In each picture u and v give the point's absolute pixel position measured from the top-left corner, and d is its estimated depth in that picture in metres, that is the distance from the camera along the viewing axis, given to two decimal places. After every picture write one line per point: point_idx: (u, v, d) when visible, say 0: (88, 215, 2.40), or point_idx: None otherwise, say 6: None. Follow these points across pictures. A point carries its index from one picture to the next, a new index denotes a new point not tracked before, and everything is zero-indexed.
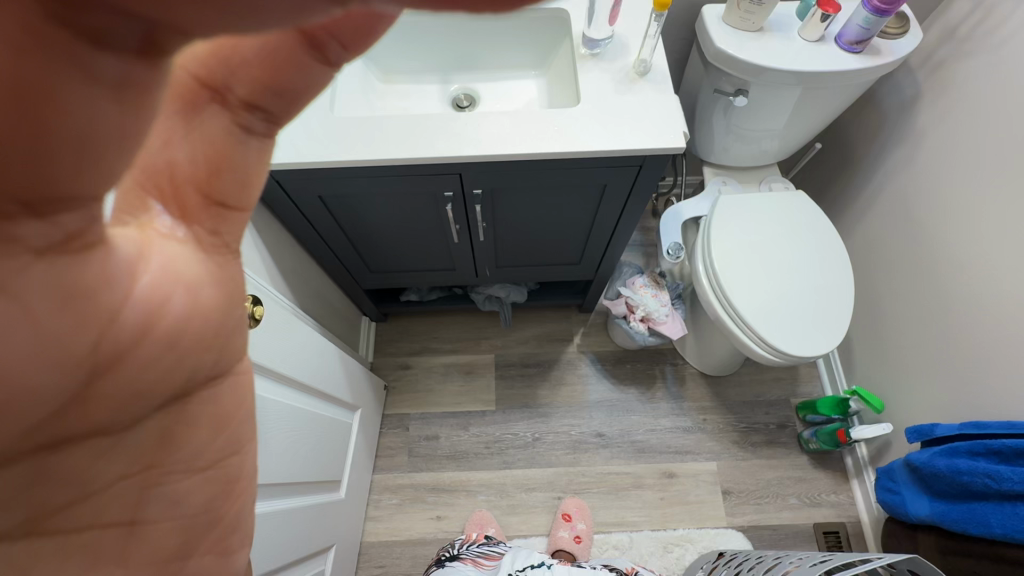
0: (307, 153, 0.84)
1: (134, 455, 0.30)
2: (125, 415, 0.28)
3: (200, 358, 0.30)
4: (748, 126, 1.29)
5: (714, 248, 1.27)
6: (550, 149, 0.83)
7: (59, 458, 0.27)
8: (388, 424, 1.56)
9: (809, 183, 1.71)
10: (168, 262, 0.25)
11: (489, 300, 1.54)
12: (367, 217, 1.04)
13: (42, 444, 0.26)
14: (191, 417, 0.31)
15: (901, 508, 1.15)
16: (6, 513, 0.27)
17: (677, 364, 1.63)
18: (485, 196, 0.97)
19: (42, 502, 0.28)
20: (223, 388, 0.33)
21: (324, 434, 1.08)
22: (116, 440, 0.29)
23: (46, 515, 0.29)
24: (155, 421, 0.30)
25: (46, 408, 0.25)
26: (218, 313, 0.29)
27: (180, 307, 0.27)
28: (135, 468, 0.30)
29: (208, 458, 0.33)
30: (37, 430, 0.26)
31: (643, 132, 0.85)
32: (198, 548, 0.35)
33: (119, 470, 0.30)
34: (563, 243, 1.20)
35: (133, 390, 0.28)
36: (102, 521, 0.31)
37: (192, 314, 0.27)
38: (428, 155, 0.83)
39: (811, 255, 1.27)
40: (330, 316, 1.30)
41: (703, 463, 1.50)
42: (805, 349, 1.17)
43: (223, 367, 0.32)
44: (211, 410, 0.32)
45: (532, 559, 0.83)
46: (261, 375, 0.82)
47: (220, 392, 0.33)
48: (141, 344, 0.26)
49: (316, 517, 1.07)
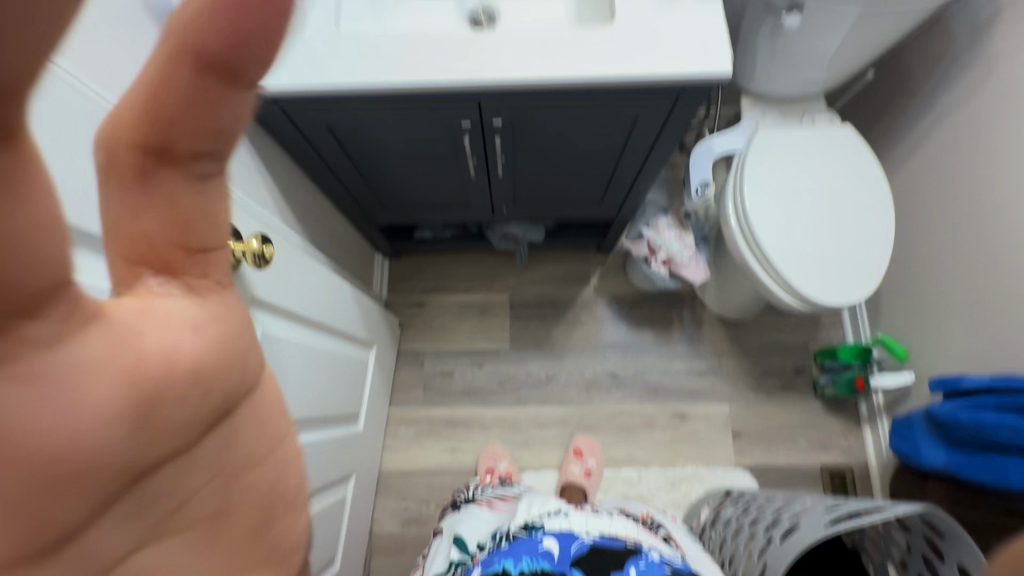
0: (313, 78, 0.76)
1: (207, 465, 0.36)
2: (185, 442, 0.34)
3: (226, 381, 0.36)
4: (797, 50, 1.16)
5: (746, 186, 1.19)
6: (579, 75, 0.75)
7: (152, 486, 0.32)
8: (403, 360, 1.58)
9: (854, 117, 1.57)
10: (174, 316, 0.31)
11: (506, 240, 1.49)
12: (378, 149, 0.98)
13: (136, 480, 0.31)
14: (234, 426, 0.38)
15: (914, 456, 1.15)
16: (110, 539, 0.31)
17: (696, 308, 1.59)
18: (506, 127, 0.89)
19: (140, 530, 0.32)
20: (246, 401, 0.39)
21: (340, 371, 1.08)
22: (188, 460, 0.35)
23: (145, 539, 0.33)
24: (207, 440, 0.36)
25: (130, 460, 0.30)
26: (228, 344, 0.35)
27: (198, 348, 0.32)
28: (209, 478, 0.36)
29: (258, 452, 0.39)
30: (128, 476, 0.31)
31: (684, 55, 0.76)
32: (274, 512, 0.41)
33: (194, 483, 0.35)
34: (585, 180, 1.12)
35: (182, 421, 0.33)
36: (191, 526, 0.36)
37: (206, 350, 0.33)
38: (445, 79, 0.76)
39: (850, 197, 1.19)
40: (342, 252, 1.27)
41: (715, 405, 1.50)
42: (832, 296, 1.12)
43: (241, 385, 0.38)
44: (244, 419, 0.38)
45: (547, 506, 0.76)
46: (275, 315, 0.81)
47: (245, 406, 0.39)
48: (184, 383, 0.32)
49: (336, 448, 1.11)
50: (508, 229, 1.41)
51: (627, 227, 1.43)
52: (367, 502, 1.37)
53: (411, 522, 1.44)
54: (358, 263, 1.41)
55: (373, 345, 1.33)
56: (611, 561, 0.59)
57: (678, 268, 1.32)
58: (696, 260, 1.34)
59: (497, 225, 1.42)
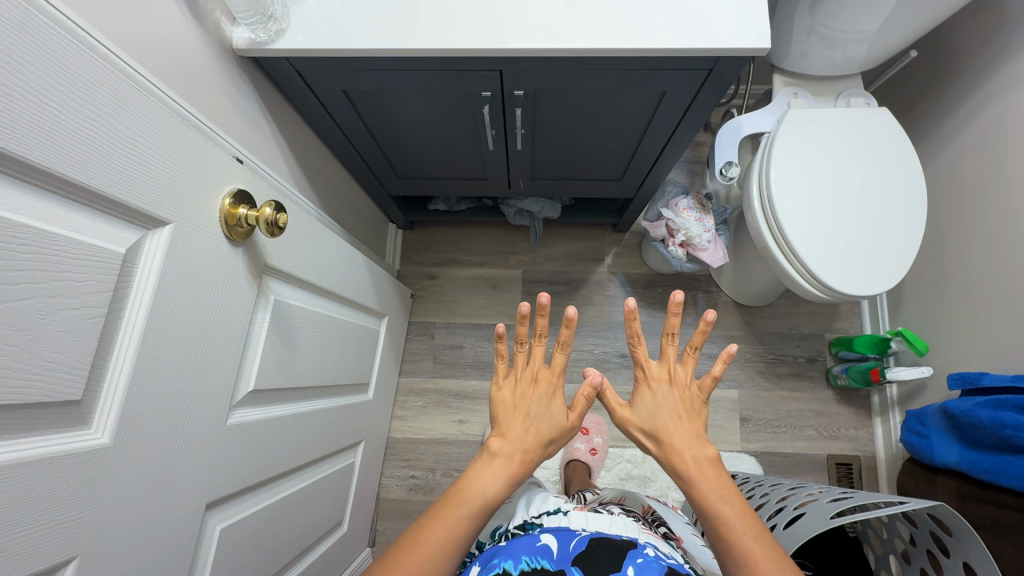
0: (330, 39, 0.74)
1: None
2: None
3: None
4: (837, 26, 1.10)
5: (774, 169, 1.15)
6: (606, 44, 0.71)
7: None
8: (414, 331, 1.58)
9: (892, 98, 1.50)
10: None
11: (521, 216, 1.46)
12: (395, 117, 0.96)
13: None
14: None
15: (928, 451, 1.14)
16: None
17: (711, 292, 1.56)
18: (527, 98, 0.86)
19: None
20: None
21: (351, 341, 1.09)
22: None
23: None
24: None
25: None
26: None
27: None
28: None
29: None
30: None
31: (718, 25, 0.71)
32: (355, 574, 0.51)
33: None
34: (607, 156, 1.09)
35: None
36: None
37: None
38: (466, 45, 0.72)
39: (882, 185, 1.14)
40: (356, 223, 1.26)
41: (724, 390, 1.50)
42: (855, 287, 1.09)
43: None
44: None
45: (549, 505, 0.67)
46: (289, 284, 0.81)
47: None
48: None
49: (346, 416, 1.12)
50: (523, 205, 1.38)
51: (646, 207, 1.39)
52: (375, 468, 1.40)
53: (417, 489, 1.48)
54: (372, 234, 1.41)
55: (385, 316, 1.33)
56: (609, 555, 0.52)
57: (696, 251, 1.29)
58: (717, 243, 1.30)
59: (513, 200, 1.39)
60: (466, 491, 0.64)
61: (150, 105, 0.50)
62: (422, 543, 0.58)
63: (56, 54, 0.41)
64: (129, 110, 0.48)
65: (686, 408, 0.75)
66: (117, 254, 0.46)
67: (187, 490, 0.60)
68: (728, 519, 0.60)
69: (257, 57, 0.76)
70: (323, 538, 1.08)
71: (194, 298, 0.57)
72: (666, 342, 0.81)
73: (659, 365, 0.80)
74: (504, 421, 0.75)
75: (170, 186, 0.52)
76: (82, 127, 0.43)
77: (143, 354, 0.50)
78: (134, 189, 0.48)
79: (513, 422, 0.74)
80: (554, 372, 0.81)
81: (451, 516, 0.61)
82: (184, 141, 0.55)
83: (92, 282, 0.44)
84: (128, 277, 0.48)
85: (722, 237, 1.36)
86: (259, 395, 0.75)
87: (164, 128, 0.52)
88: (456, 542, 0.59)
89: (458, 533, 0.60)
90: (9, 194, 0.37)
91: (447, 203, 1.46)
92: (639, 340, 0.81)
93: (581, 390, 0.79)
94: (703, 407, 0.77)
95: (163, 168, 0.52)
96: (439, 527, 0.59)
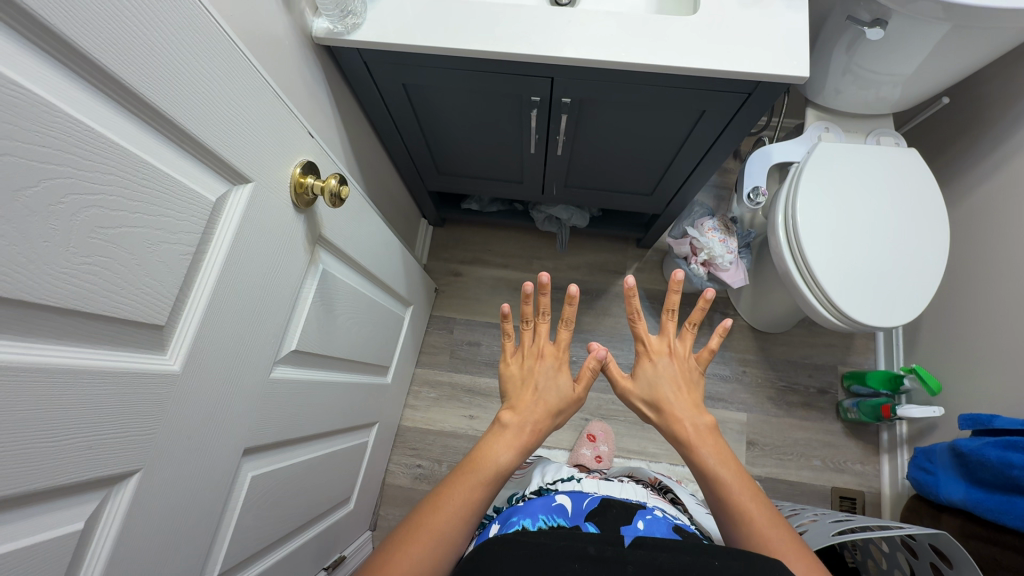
0: (399, 36, 0.80)
1: None
2: None
3: None
4: (873, 66, 1.15)
5: (800, 198, 1.19)
6: (653, 62, 0.77)
7: None
8: (434, 325, 1.63)
9: (922, 143, 1.53)
10: None
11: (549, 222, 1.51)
12: (446, 115, 1.02)
13: None
14: None
15: (933, 488, 1.15)
16: None
17: (728, 314, 1.59)
18: (573, 107, 0.92)
19: None
20: None
21: (381, 323, 1.14)
22: None
23: None
24: None
25: None
26: None
27: None
28: None
29: None
30: None
31: (761, 52, 0.76)
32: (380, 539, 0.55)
33: None
34: (641, 170, 1.14)
35: None
36: None
37: None
38: (522, 52, 0.78)
39: (905, 220, 1.17)
40: (393, 212, 1.32)
41: (733, 412, 1.51)
42: (873, 317, 1.11)
43: None
44: None
45: (563, 473, 0.72)
46: (335, 257, 0.86)
47: None
48: None
49: (367, 394, 1.17)
50: (553, 211, 1.43)
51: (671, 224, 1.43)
52: (385, 453, 1.44)
53: (422, 478, 1.51)
54: (406, 226, 1.47)
55: (412, 304, 1.38)
56: (620, 513, 0.56)
57: (717, 270, 1.33)
58: (738, 265, 1.33)
59: (543, 207, 1.44)
60: (478, 458, 0.68)
61: (249, 75, 0.56)
62: (442, 505, 0.62)
63: (188, 22, 0.47)
64: (235, 78, 0.54)
65: (686, 380, 0.79)
66: (208, 202, 0.52)
67: (231, 429, 0.65)
68: (721, 478, 0.64)
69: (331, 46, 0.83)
70: (331, 510, 1.12)
71: (262, 252, 0.63)
72: (665, 317, 0.84)
73: (660, 339, 0.83)
74: (515, 396, 0.79)
75: (256, 149, 0.58)
76: (198, 87, 0.49)
77: (222, 289, 0.56)
78: (228, 146, 0.54)
79: (522, 396, 0.79)
80: (560, 348, 0.86)
81: (468, 482, 0.65)
82: (269, 110, 0.61)
83: (187, 223, 0.49)
84: (213, 223, 0.54)
85: (744, 260, 1.39)
86: (299, 355, 0.80)
87: (258, 97, 0.58)
88: (474, 507, 0.63)
89: (477, 497, 0.64)
90: (133, 132, 0.43)
91: (479, 204, 1.52)
92: (638, 316, 0.85)
93: (586, 363, 0.83)
94: (699, 377, 0.81)
95: (253, 132, 0.57)
96: (457, 493, 0.63)
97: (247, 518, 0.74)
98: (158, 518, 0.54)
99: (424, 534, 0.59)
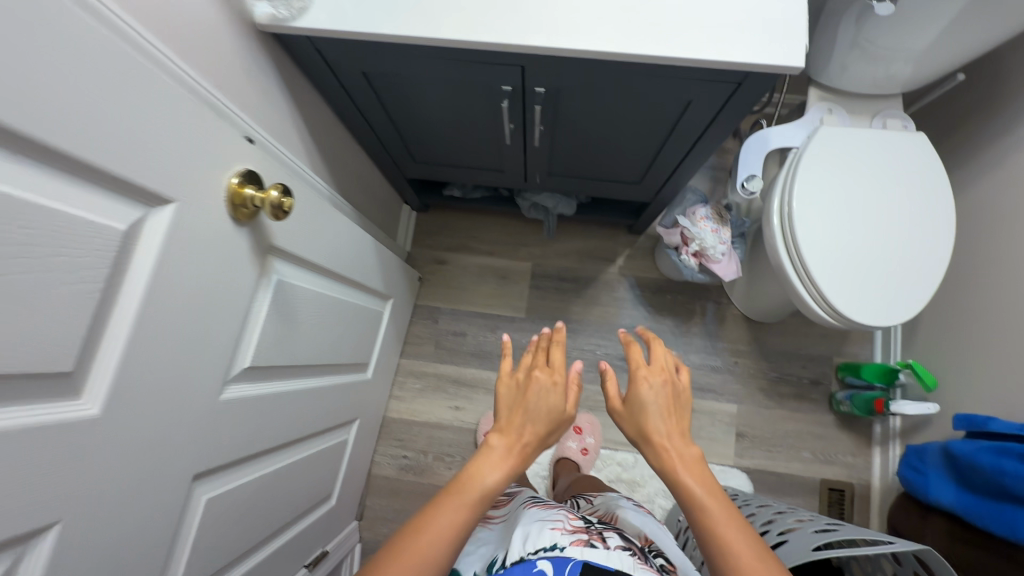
0: (351, 21, 0.72)
1: None
2: None
3: None
4: (882, 42, 1.05)
5: (797, 188, 1.11)
6: (632, 49, 0.69)
7: None
8: (418, 314, 1.59)
9: (932, 121, 1.44)
10: None
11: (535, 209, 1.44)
12: (414, 103, 0.94)
13: None
14: None
15: (923, 489, 1.12)
16: None
17: (721, 303, 1.54)
18: (548, 96, 0.84)
19: None
20: None
21: (353, 322, 1.10)
22: None
23: None
24: None
25: None
26: None
27: None
28: None
29: None
30: None
31: (752, 37, 0.69)
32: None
33: None
34: (626, 159, 1.07)
35: None
36: None
37: None
38: (487, 38, 0.71)
39: (908, 212, 1.10)
40: (368, 203, 1.26)
41: (723, 403, 1.48)
42: (869, 317, 1.06)
43: None
44: None
45: (543, 538, 0.59)
46: (294, 263, 0.81)
47: None
48: None
49: (344, 394, 1.14)
50: (538, 199, 1.36)
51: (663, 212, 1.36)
52: (369, 446, 1.43)
53: (408, 469, 1.50)
54: (384, 215, 1.40)
55: (391, 298, 1.34)
56: None
57: (708, 262, 1.27)
58: (730, 257, 1.27)
59: (527, 194, 1.37)
60: (464, 481, 0.64)
61: (160, 82, 0.50)
62: (426, 530, 0.58)
63: (71, 32, 0.41)
64: (140, 92, 0.48)
65: (675, 407, 0.74)
66: (117, 231, 0.47)
67: (176, 457, 0.61)
68: (716, 522, 0.60)
69: (278, 33, 0.75)
70: (310, 510, 1.11)
71: (197, 274, 0.58)
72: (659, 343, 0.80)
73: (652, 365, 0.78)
74: (503, 414, 0.74)
75: (179, 164, 0.53)
76: (92, 104, 0.43)
77: (149, 323, 0.52)
78: (141, 167, 0.48)
79: (513, 412, 0.74)
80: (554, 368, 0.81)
81: (452, 506, 0.62)
82: (194, 119, 0.55)
83: (89, 260, 0.45)
84: (128, 253, 0.49)
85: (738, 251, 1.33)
86: (257, 370, 0.76)
87: (174, 109, 0.52)
88: (458, 534, 0.60)
89: (460, 523, 0.61)
90: (9, 168, 0.37)
91: (462, 190, 1.45)
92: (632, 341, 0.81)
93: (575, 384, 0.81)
94: (689, 401, 0.75)
95: (173, 150, 0.52)
96: (441, 517, 0.60)
97: (206, 539, 0.71)
98: (90, 563, 0.51)
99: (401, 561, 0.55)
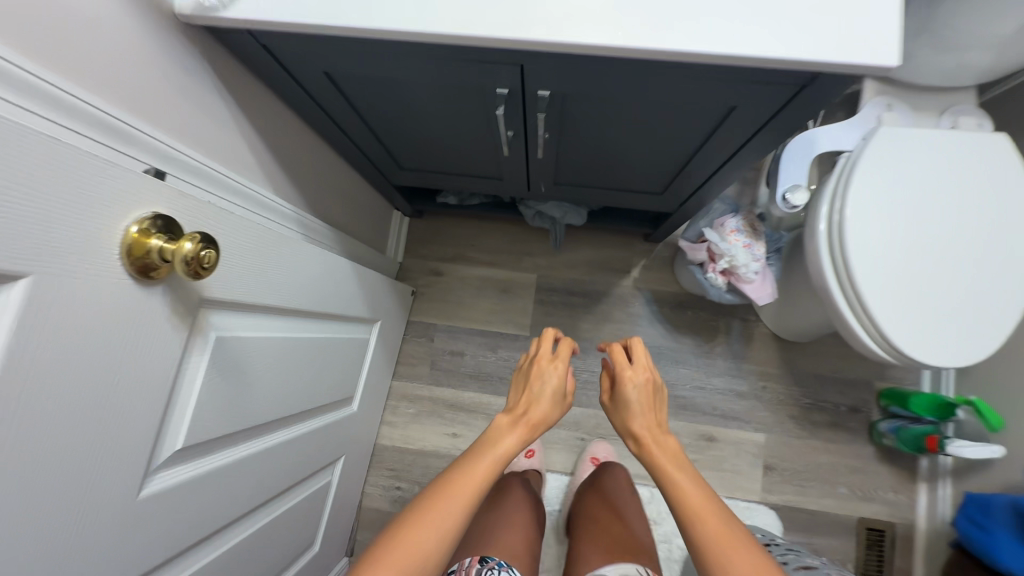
0: (298, 10, 0.56)
1: None
2: None
3: None
4: (962, 24, 0.87)
5: (851, 200, 0.94)
6: (663, 45, 0.52)
7: None
8: (412, 331, 1.44)
9: (1000, 114, 1.24)
10: None
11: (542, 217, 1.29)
12: (392, 106, 0.78)
13: None
14: None
15: (987, 550, 0.97)
16: None
17: (748, 321, 1.38)
18: (553, 100, 0.68)
19: None
20: None
21: (329, 357, 0.96)
22: None
23: None
24: None
25: None
26: None
27: None
28: None
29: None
30: None
31: (822, 29, 0.52)
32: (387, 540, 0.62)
33: None
34: (646, 169, 0.91)
35: None
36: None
37: None
38: (472, 32, 0.54)
39: (984, 230, 0.93)
40: (345, 214, 1.11)
41: (749, 433, 1.33)
42: (933, 356, 0.90)
43: None
44: None
45: None
46: (242, 310, 0.66)
47: None
48: None
49: (322, 437, 1.01)
50: (544, 208, 1.21)
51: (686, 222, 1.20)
52: (357, 479, 1.30)
53: (401, 501, 1.38)
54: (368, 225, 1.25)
55: (379, 319, 1.20)
56: None
57: (740, 281, 1.11)
58: (766, 275, 1.10)
59: (532, 202, 1.21)
60: (482, 448, 0.71)
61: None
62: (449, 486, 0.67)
63: None
64: None
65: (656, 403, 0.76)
66: None
67: None
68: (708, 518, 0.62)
69: (210, 26, 0.59)
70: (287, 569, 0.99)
71: (82, 357, 0.44)
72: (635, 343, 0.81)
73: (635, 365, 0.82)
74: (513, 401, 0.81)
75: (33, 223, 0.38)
76: None
77: (9, 433, 0.38)
78: None
79: (521, 400, 0.81)
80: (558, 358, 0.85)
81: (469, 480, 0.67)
82: (58, 158, 0.40)
83: None
84: None
85: (773, 268, 1.16)
86: (197, 446, 0.62)
87: (8, 146, 0.36)
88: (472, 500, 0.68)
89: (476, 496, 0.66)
90: None
91: (458, 196, 1.28)
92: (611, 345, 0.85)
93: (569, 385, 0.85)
94: (667, 395, 0.79)
95: (10, 203, 0.37)
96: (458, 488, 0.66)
97: None
98: None
99: (426, 530, 0.62)
